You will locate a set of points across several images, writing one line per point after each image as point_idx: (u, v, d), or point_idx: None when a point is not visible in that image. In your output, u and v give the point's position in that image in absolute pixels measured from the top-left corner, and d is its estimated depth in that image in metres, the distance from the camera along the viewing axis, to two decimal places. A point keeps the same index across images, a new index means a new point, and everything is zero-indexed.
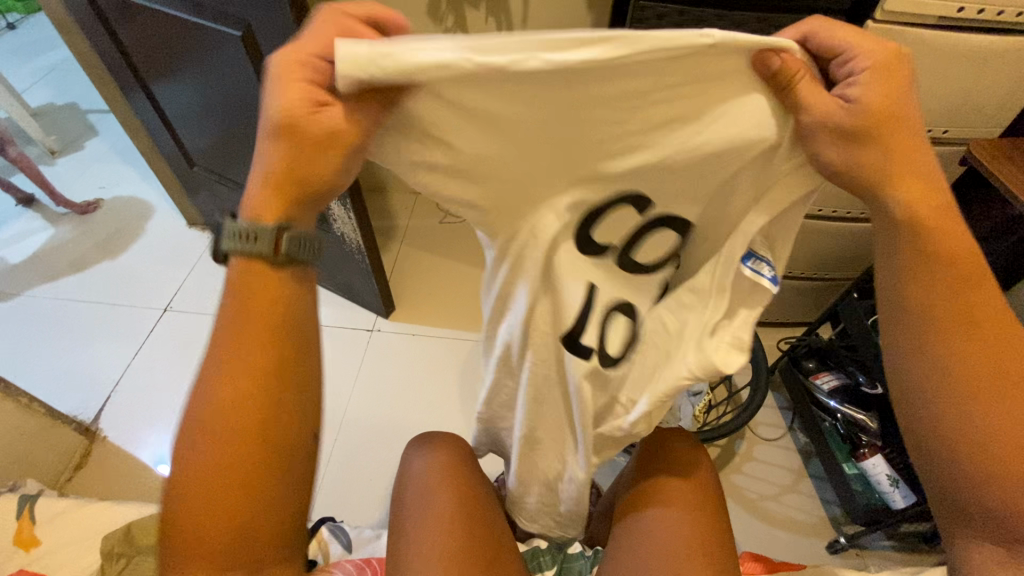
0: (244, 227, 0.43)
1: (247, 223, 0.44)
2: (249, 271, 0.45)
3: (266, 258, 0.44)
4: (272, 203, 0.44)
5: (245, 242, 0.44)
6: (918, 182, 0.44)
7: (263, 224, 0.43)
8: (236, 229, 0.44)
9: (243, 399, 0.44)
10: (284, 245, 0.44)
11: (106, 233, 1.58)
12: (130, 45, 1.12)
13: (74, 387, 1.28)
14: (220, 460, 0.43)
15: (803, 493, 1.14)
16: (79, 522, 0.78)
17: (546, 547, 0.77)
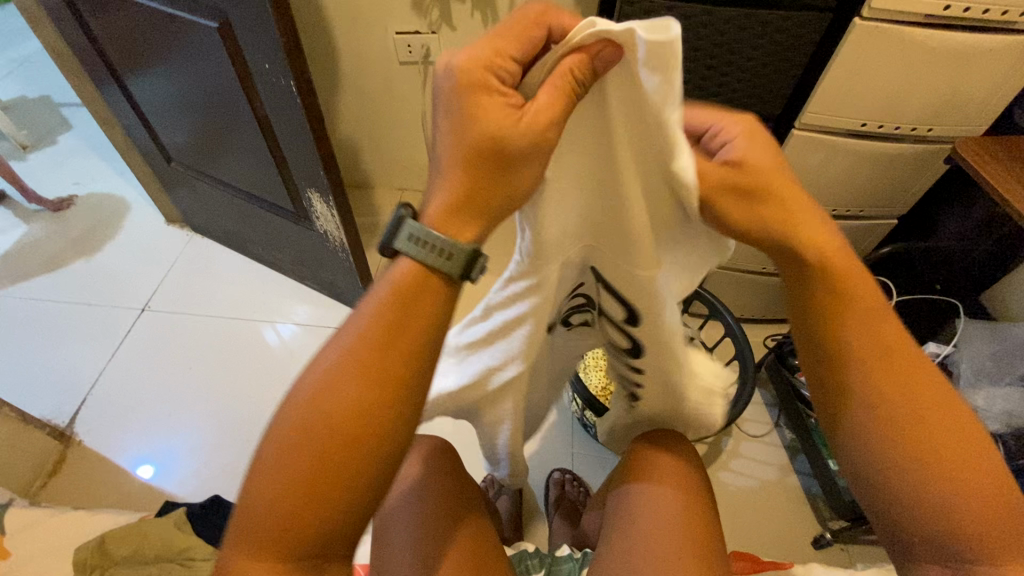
0: (438, 239, 0.40)
1: (442, 236, 0.40)
2: (407, 279, 0.41)
3: (450, 279, 0.41)
4: (463, 221, 0.40)
5: (432, 253, 0.40)
6: (822, 237, 0.43)
7: (463, 245, 0.40)
8: (428, 237, 0.40)
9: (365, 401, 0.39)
10: (470, 269, 0.41)
11: (80, 230, 1.53)
12: (103, 37, 1.08)
13: (48, 390, 1.24)
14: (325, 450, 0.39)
15: (790, 490, 1.14)
16: (51, 532, 0.76)
17: (533, 551, 0.76)
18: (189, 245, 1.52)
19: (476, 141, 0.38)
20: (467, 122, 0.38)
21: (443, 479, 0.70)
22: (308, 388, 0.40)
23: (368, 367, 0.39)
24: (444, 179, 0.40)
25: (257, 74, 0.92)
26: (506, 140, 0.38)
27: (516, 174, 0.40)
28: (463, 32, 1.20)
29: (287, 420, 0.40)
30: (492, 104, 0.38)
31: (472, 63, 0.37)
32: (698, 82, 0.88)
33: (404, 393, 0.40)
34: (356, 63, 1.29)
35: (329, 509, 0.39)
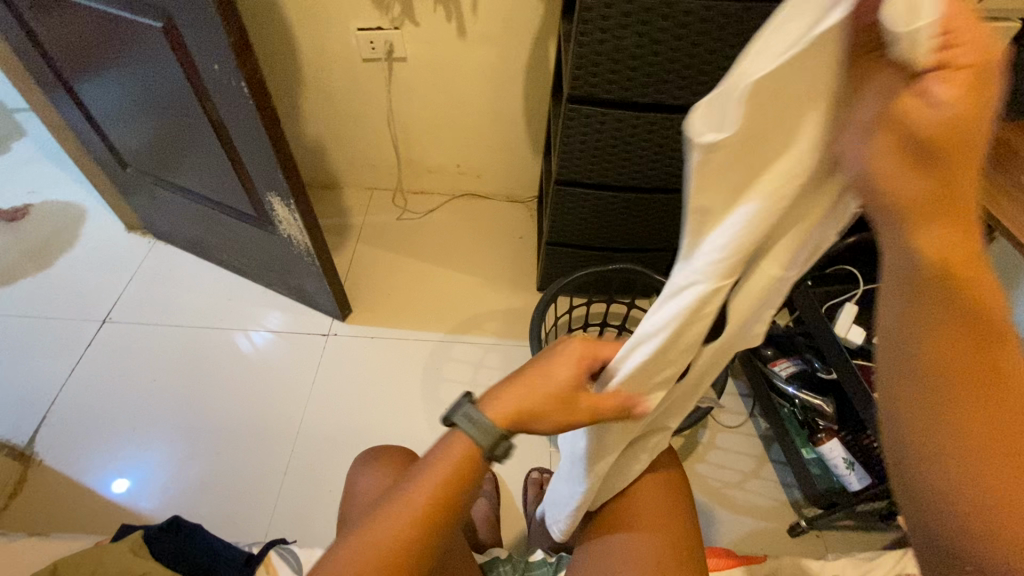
0: (484, 419, 0.50)
1: (490, 421, 0.50)
2: (461, 443, 0.51)
3: (482, 450, 0.50)
4: (510, 419, 0.50)
5: (477, 428, 0.50)
6: (947, 223, 0.29)
7: (498, 428, 0.50)
8: (479, 418, 0.50)
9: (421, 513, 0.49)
10: (501, 449, 0.51)
11: (37, 240, 1.47)
12: (46, 39, 1.03)
13: (5, 408, 1.19)
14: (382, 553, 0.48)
15: (766, 479, 1.15)
16: (5, 559, 0.73)
17: (506, 556, 0.75)
18: (152, 253, 1.47)
19: (544, 390, 0.50)
20: (546, 376, 0.50)
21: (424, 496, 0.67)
22: (366, 525, 0.49)
23: (419, 511, 0.49)
24: (514, 393, 0.50)
25: (209, 77, 0.89)
26: (554, 401, 0.49)
27: (542, 424, 0.50)
28: (428, 28, 1.18)
29: (344, 549, 0.49)
30: (574, 376, 0.50)
31: (580, 354, 0.50)
32: (662, 76, 0.88)
33: (439, 535, 0.50)
34: (318, 63, 1.26)
35: None
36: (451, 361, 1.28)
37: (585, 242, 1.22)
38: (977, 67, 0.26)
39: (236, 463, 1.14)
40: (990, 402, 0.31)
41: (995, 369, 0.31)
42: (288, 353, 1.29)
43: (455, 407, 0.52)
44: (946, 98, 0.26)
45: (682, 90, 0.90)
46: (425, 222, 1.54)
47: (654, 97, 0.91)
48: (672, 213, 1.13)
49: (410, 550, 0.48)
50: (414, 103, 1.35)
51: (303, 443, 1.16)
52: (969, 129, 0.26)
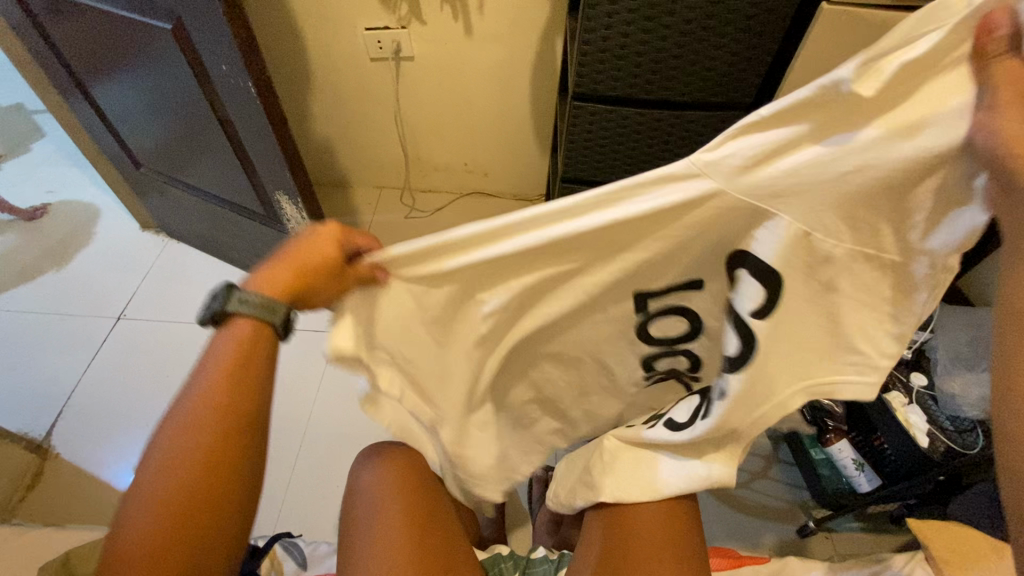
0: (258, 299, 0.47)
1: (268, 297, 0.47)
2: (244, 330, 0.47)
3: (269, 325, 0.48)
4: (281, 289, 0.47)
5: (253, 307, 0.47)
6: None
7: (279, 303, 0.47)
8: (250, 299, 0.47)
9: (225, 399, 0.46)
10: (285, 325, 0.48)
11: (54, 239, 1.50)
12: (61, 41, 1.05)
13: (23, 403, 1.22)
14: (203, 450, 0.45)
15: (775, 480, 1.14)
16: (20, 548, 0.75)
17: (507, 554, 0.74)
18: (165, 251, 1.50)
19: (307, 263, 0.48)
20: (304, 251, 0.49)
21: (405, 483, 0.68)
22: (159, 438, 0.45)
23: (217, 401, 0.46)
24: (281, 267, 0.48)
25: (216, 76, 0.90)
26: (325, 274, 0.48)
27: (317, 297, 0.48)
28: (435, 27, 1.18)
29: (143, 471, 0.45)
30: (337, 251, 0.49)
31: (341, 236, 0.50)
32: (667, 73, 0.87)
33: (254, 418, 0.47)
34: (327, 63, 1.27)
35: (220, 495, 0.45)
36: None
37: None
38: None
39: None
40: None
41: None
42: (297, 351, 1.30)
43: (217, 302, 0.48)
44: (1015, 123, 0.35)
45: (687, 87, 0.89)
46: (433, 220, 1.55)
47: (660, 94, 0.91)
48: None
49: (225, 444, 0.45)
50: (422, 102, 1.36)
51: (311, 439, 1.18)
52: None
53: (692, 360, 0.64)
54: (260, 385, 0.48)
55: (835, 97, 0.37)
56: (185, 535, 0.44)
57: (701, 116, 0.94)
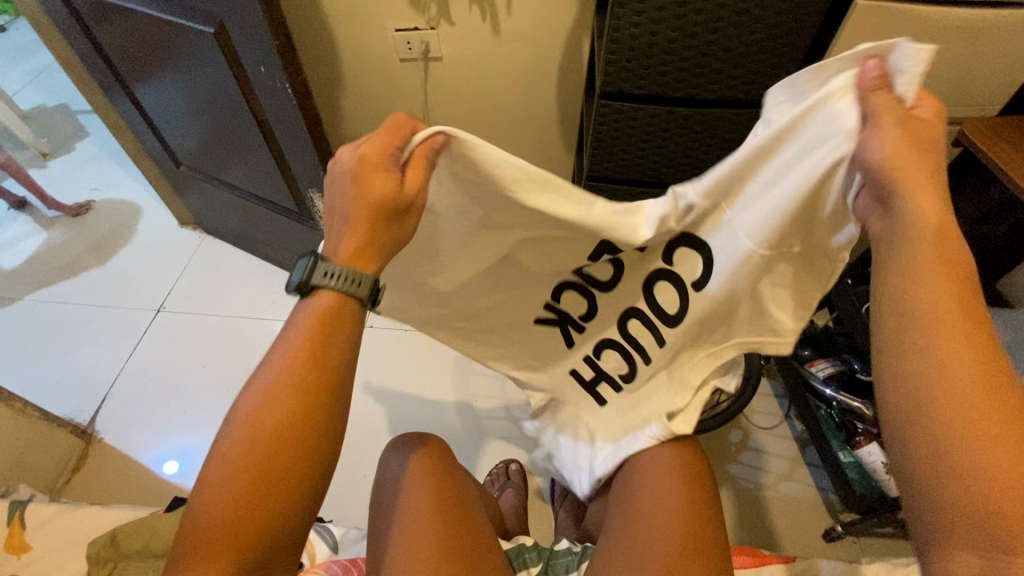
0: (348, 272, 0.49)
1: (350, 268, 0.49)
2: (331, 301, 0.49)
3: (357, 299, 0.50)
4: (353, 246, 0.49)
5: (345, 284, 0.49)
6: (928, 194, 0.42)
7: (367, 273, 0.50)
8: (342, 272, 0.48)
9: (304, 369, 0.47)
10: (373, 290, 0.51)
11: (98, 234, 1.58)
12: (108, 45, 1.10)
13: (70, 390, 1.28)
14: (283, 420, 0.46)
15: (801, 482, 1.13)
16: (70, 525, 0.79)
17: (530, 544, 0.76)
18: (201, 247, 1.55)
19: (371, 201, 0.48)
20: (358, 186, 0.48)
21: (435, 473, 0.70)
22: (244, 410, 0.47)
23: (301, 371, 0.47)
24: (354, 224, 0.49)
25: (255, 79, 0.94)
26: (384, 203, 0.48)
27: (383, 232, 0.50)
28: (462, 28, 1.20)
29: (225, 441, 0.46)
30: (382, 176, 0.48)
31: (378, 150, 0.48)
32: (695, 71, 0.87)
33: (331, 396, 0.47)
34: (358, 64, 1.30)
35: (301, 464, 0.46)
36: None
37: None
38: (913, 148, 0.42)
39: None
40: (959, 299, 0.40)
41: (962, 274, 0.40)
42: None
43: (304, 274, 0.49)
44: (887, 141, 0.42)
45: (715, 85, 0.89)
46: None
47: (687, 92, 0.91)
48: None
49: (303, 417, 0.46)
50: (449, 102, 1.38)
51: None
52: (906, 160, 0.41)
53: (590, 308, 0.67)
54: (339, 363, 0.48)
55: (750, 135, 0.49)
56: (262, 508, 0.44)
57: (727, 114, 0.93)
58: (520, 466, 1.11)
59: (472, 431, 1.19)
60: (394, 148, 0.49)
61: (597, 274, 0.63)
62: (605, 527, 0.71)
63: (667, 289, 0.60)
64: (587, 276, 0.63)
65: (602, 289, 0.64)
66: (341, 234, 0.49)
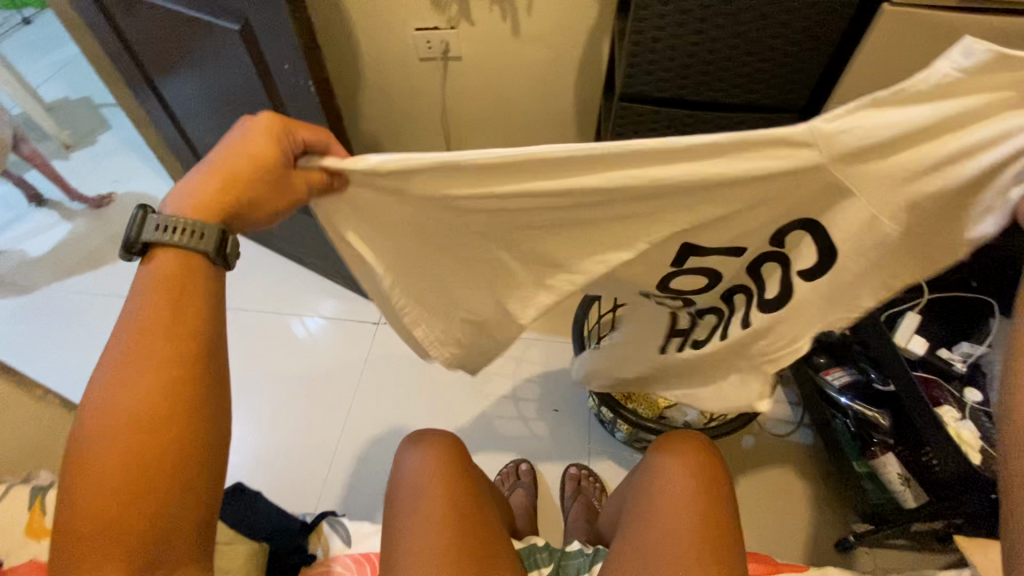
0: (184, 222, 0.48)
1: (190, 220, 0.49)
2: (176, 259, 0.49)
3: (202, 252, 0.49)
4: (212, 206, 0.49)
5: (183, 235, 0.48)
6: None
7: (209, 224, 0.49)
8: (176, 223, 0.48)
9: (165, 334, 0.47)
10: (224, 245, 0.50)
11: (119, 226, 1.60)
12: (134, 39, 1.11)
13: (90, 378, 1.31)
14: (156, 384, 0.46)
15: (814, 491, 1.12)
16: None
17: (543, 545, 0.76)
18: None
19: (251, 159, 0.50)
20: (245, 148, 0.50)
21: (449, 473, 0.69)
22: (104, 389, 0.45)
23: (165, 333, 0.47)
24: (225, 167, 0.50)
25: (279, 76, 0.95)
26: (267, 175, 0.50)
27: (257, 204, 0.51)
28: (483, 27, 1.20)
29: (81, 432, 0.44)
30: (268, 147, 0.50)
31: (275, 130, 0.50)
32: (719, 74, 0.86)
33: (201, 360, 0.49)
34: (378, 62, 1.31)
35: (188, 419, 0.47)
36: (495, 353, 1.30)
37: None
38: None
39: (285, 435, 1.21)
40: None
41: None
42: (338, 339, 1.35)
43: (132, 233, 0.48)
44: None
45: (736, 90, 0.88)
46: None
47: (709, 96, 0.90)
48: None
49: (175, 387, 0.46)
50: (468, 100, 1.38)
51: (353, 423, 1.22)
52: None
53: (680, 296, 0.64)
54: (206, 326, 0.49)
55: (927, 92, 0.41)
56: (141, 481, 0.44)
57: (750, 118, 0.93)
58: (530, 466, 1.12)
59: (484, 429, 1.19)
60: (298, 137, 0.51)
61: (691, 270, 0.59)
62: (618, 532, 0.71)
63: (774, 274, 0.57)
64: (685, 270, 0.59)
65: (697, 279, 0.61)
66: (198, 188, 0.49)
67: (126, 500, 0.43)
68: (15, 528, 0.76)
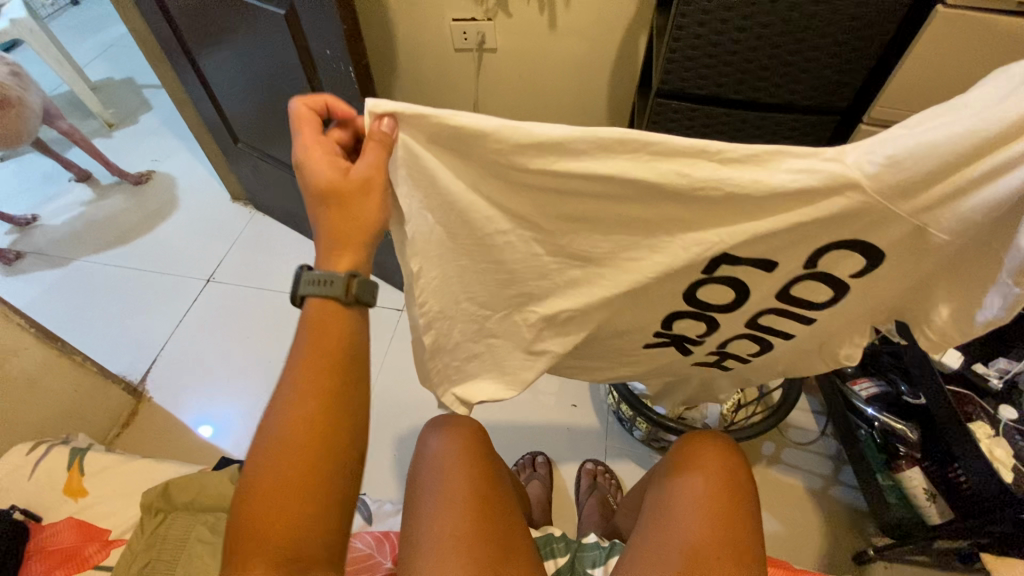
0: (320, 275, 0.50)
1: (329, 273, 0.50)
2: (324, 307, 0.50)
3: (339, 298, 0.50)
4: (342, 256, 0.50)
5: (321, 286, 0.50)
6: None
7: (338, 273, 0.50)
8: (313, 277, 0.50)
9: (321, 370, 0.49)
10: (354, 287, 0.50)
11: (156, 203, 1.65)
12: (180, 20, 1.14)
13: (125, 349, 1.35)
14: (314, 418, 0.47)
15: (834, 500, 1.10)
16: (124, 474, 0.83)
17: (559, 534, 0.76)
18: (251, 222, 1.61)
19: (329, 206, 0.49)
20: (314, 191, 0.49)
21: (470, 457, 0.71)
22: (269, 422, 0.48)
23: (322, 371, 0.49)
24: (327, 234, 0.50)
25: (321, 62, 0.97)
26: (348, 186, 0.48)
27: (366, 214, 0.49)
28: (520, 20, 1.20)
29: (257, 450, 0.47)
30: (326, 170, 0.49)
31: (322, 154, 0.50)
32: (759, 73, 0.85)
33: (352, 384, 0.50)
34: (413, 52, 1.32)
35: (338, 452, 0.48)
36: None
37: None
38: None
39: None
40: None
41: None
42: None
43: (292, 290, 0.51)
44: None
45: (780, 88, 0.87)
46: None
47: (748, 95, 0.89)
48: None
49: (333, 408, 0.48)
50: (499, 94, 1.39)
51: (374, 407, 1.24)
52: None
53: (705, 326, 0.64)
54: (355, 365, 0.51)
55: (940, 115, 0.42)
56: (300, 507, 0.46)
57: (788, 120, 0.91)
58: (546, 458, 1.12)
59: (503, 417, 1.20)
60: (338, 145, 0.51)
61: (714, 297, 0.58)
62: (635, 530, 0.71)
63: (815, 284, 0.56)
64: (706, 299, 0.58)
65: (721, 311, 0.61)
66: (321, 250, 0.51)
67: (299, 518, 0.46)
68: (54, 485, 0.79)
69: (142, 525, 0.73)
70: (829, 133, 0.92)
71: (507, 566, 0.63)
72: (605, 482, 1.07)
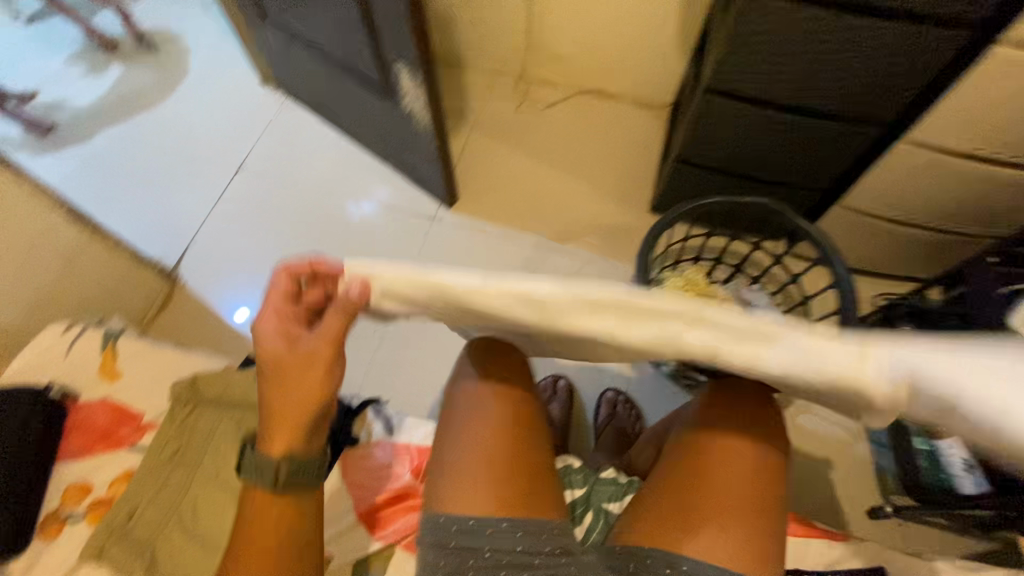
0: (255, 463, 0.54)
1: (267, 456, 0.54)
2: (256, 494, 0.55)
3: (268, 484, 0.54)
4: (278, 442, 0.54)
5: (256, 473, 0.54)
6: None
7: (274, 455, 0.54)
8: (251, 464, 0.54)
9: (261, 514, 0.55)
10: (283, 476, 0.54)
11: (181, 80, 1.57)
12: None
13: (158, 233, 1.35)
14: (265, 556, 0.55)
15: (858, 456, 1.07)
16: (156, 363, 0.85)
17: (579, 467, 0.76)
18: (281, 109, 1.52)
19: (275, 380, 0.54)
20: (266, 360, 0.54)
21: (506, 378, 0.68)
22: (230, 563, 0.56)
23: (265, 517, 0.55)
24: (273, 410, 0.54)
25: None
26: (302, 359, 0.54)
27: (308, 385, 0.54)
28: None
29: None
30: (279, 340, 0.55)
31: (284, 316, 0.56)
32: None
33: (292, 517, 0.56)
34: None
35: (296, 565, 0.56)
36: (547, 269, 1.27)
37: (725, 166, 1.12)
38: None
39: None
40: None
41: None
42: (391, 228, 1.34)
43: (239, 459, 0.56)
44: None
45: None
46: (544, 114, 1.48)
47: None
48: (834, 145, 0.99)
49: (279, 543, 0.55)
50: None
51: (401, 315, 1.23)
52: None
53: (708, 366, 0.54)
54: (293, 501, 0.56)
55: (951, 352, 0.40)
56: None
57: (909, 32, 0.76)
58: (568, 384, 1.11)
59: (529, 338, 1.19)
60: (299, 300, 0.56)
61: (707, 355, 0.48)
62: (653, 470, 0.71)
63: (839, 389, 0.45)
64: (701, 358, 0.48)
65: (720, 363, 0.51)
66: (260, 428, 0.55)
67: None
68: (89, 366, 0.82)
69: (172, 413, 0.76)
70: (955, 52, 0.77)
71: (532, 499, 0.63)
72: (626, 413, 1.06)
